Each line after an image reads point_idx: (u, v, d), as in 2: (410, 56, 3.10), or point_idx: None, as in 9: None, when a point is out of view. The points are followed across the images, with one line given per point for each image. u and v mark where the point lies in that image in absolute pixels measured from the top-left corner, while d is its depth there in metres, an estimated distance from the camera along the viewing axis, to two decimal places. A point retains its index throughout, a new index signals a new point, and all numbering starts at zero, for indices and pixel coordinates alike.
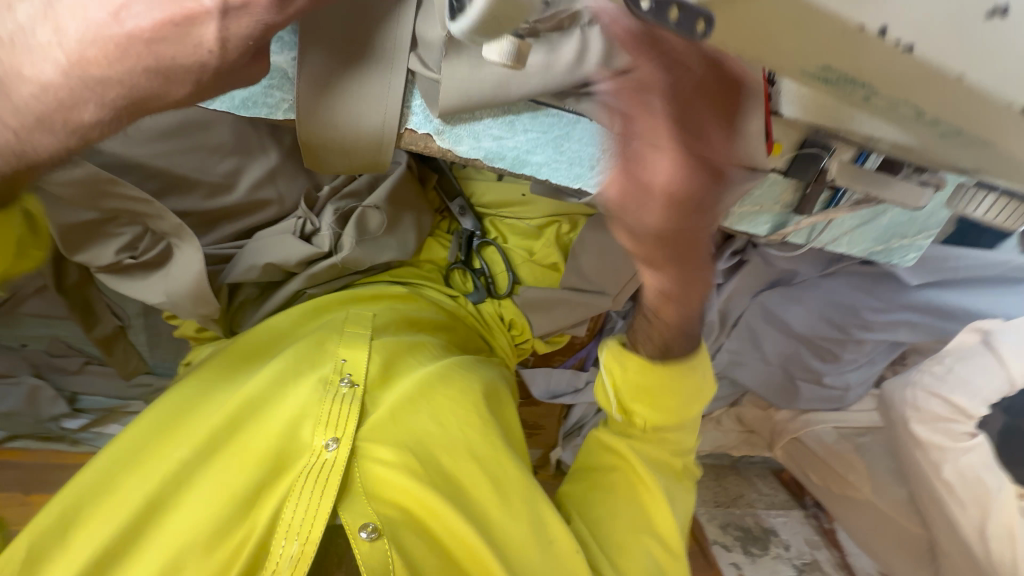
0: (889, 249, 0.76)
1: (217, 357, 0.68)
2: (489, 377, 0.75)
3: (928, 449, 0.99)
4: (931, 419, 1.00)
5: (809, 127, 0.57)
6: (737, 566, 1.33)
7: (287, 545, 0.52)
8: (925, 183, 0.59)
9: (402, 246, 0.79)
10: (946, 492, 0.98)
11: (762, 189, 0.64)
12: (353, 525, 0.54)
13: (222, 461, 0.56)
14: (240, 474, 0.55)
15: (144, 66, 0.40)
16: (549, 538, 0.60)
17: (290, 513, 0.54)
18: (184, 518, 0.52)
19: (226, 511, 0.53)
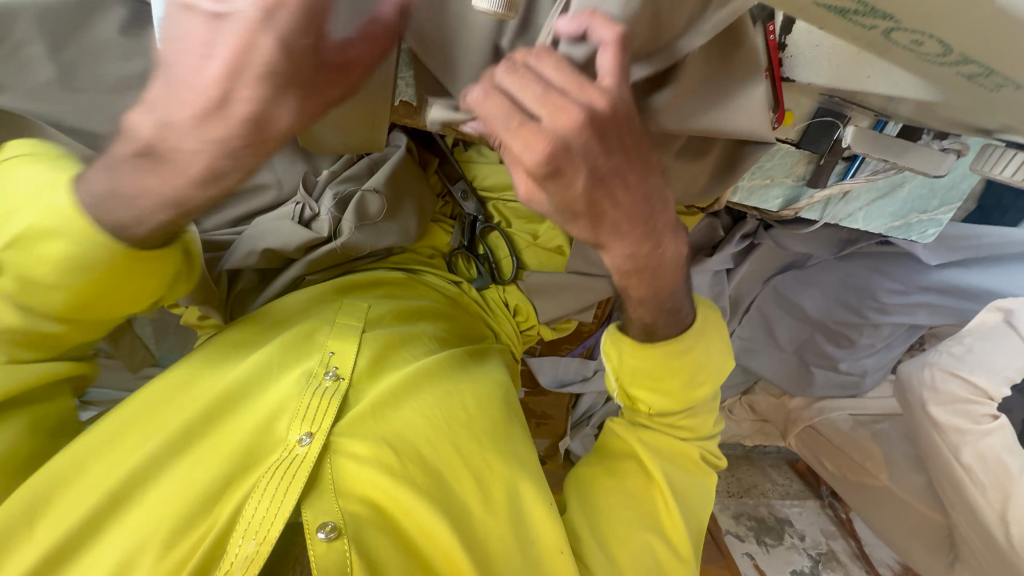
0: (907, 225, 0.74)
1: (203, 344, 0.63)
2: (489, 376, 0.70)
3: (947, 431, 0.96)
4: (951, 400, 0.96)
5: (823, 93, 0.54)
6: (751, 556, 1.31)
7: (242, 545, 0.47)
8: (947, 149, 0.57)
9: (403, 232, 0.76)
10: (967, 477, 0.94)
11: (772, 161, 0.63)
12: (312, 523, 0.49)
13: (192, 455, 0.51)
14: (206, 468, 0.50)
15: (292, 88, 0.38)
16: (532, 537, 0.57)
17: (251, 508, 0.48)
18: (142, 514, 0.47)
19: (185, 506, 0.48)
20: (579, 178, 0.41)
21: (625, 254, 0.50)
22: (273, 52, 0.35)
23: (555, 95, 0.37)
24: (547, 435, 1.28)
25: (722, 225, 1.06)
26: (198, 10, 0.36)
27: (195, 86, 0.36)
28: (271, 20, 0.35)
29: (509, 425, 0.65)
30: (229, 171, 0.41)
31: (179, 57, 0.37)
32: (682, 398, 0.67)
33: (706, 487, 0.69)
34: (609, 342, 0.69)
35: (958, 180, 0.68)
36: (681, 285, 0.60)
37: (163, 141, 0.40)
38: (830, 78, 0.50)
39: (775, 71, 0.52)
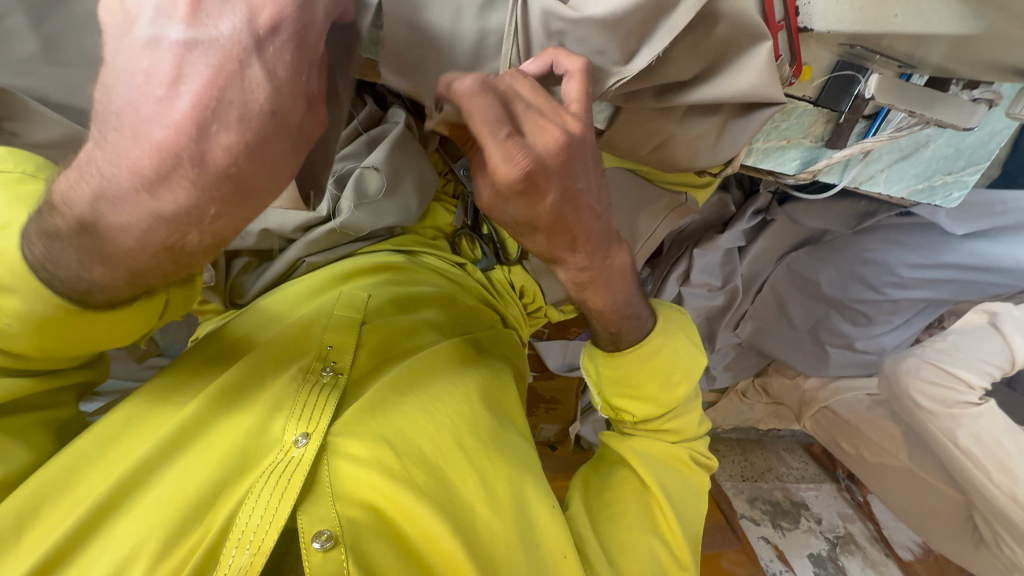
0: (931, 188, 0.72)
1: (198, 345, 0.61)
2: (494, 376, 0.68)
3: (940, 416, 0.95)
4: (930, 388, 0.95)
5: (847, 44, 0.51)
6: (767, 539, 1.28)
7: (236, 556, 0.44)
8: (977, 99, 0.58)
9: (404, 211, 0.73)
10: (970, 461, 0.93)
11: (789, 120, 0.59)
12: (307, 532, 0.46)
13: (186, 458, 0.49)
14: (201, 471, 0.48)
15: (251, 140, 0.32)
16: (537, 541, 0.54)
17: (246, 516, 0.46)
18: (134, 522, 0.45)
19: (177, 514, 0.46)
20: (549, 197, 0.41)
21: (579, 267, 0.52)
22: (262, 85, 0.31)
23: (531, 120, 0.39)
24: (556, 421, 1.24)
25: (734, 201, 1.02)
26: (160, 41, 0.30)
27: (153, 144, 0.31)
28: (258, 51, 0.31)
29: (506, 428, 0.62)
30: (191, 233, 0.35)
31: (128, 98, 0.31)
32: (664, 401, 0.66)
33: (697, 486, 0.68)
34: (586, 357, 0.69)
35: (985, 139, 0.66)
36: (637, 292, 0.62)
37: (110, 200, 0.33)
38: (853, 22, 0.47)
39: (792, 20, 0.48)
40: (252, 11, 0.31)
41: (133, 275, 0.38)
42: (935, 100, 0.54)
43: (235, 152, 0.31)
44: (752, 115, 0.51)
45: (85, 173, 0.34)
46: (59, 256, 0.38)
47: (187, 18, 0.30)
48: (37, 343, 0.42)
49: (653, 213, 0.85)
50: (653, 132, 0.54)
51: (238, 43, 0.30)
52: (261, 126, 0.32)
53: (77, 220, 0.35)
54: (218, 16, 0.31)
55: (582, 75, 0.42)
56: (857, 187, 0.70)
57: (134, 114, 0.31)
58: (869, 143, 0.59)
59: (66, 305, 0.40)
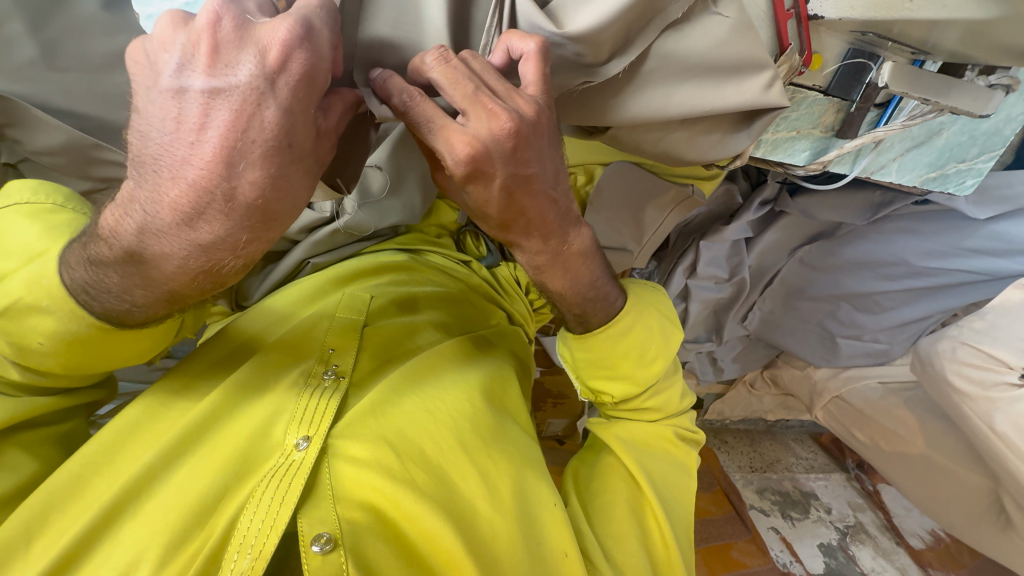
0: (944, 176, 0.71)
1: (202, 347, 0.61)
2: (498, 375, 0.67)
3: (976, 399, 0.93)
4: (971, 372, 0.93)
5: (858, 30, 0.50)
6: (777, 530, 1.28)
7: (238, 560, 0.44)
8: (994, 85, 0.56)
9: (408, 210, 0.73)
10: (1004, 446, 0.91)
11: (799, 111, 0.58)
12: (307, 535, 0.46)
13: (189, 464, 0.50)
14: (204, 476, 0.48)
15: (274, 172, 0.35)
16: (540, 540, 0.54)
17: (246, 519, 0.46)
18: (139, 528, 0.46)
19: (180, 519, 0.46)
20: (498, 178, 0.42)
21: (536, 251, 0.51)
22: (278, 126, 0.33)
23: (483, 103, 0.39)
24: (565, 416, 1.22)
25: (741, 192, 1.00)
26: (188, 91, 0.33)
27: (192, 183, 0.34)
28: (273, 93, 0.33)
29: (511, 427, 0.61)
30: (227, 258, 0.38)
31: (164, 143, 0.34)
32: (641, 379, 0.63)
33: (687, 465, 0.67)
34: (560, 339, 0.66)
35: (1000, 126, 0.64)
36: (602, 273, 0.59)
37: (152, 232, 0.37)
38: (863, 9, 0.48)
39: (801, 8, 0.48)
40: (263, 55, 0.32)
41: (172, 295, 0.41)
42: (950, 86, 0.53)
43: (263, 185, 0.35)
44: (754, 123, 0.52)
45: (128, 209, 0.37)
46: (101, 277, 0.41)
47: (208, 67, 0.32)
48: (66, 360, 0.45)
49: (659, 206, 0.84)
50: (656, 129, 0.53)
51: (256, 88, 0.32)
52: (282, 161, 0.34)
53: (121, 249, 0.38)
54: (236, 63, 0.32)
55: (541, 56, 0.41)
56: (869, 176, 0.69)
57: (174, 156, 0.34)
58: (882, 131, 0.59)
59: (101, 323, 0.43)
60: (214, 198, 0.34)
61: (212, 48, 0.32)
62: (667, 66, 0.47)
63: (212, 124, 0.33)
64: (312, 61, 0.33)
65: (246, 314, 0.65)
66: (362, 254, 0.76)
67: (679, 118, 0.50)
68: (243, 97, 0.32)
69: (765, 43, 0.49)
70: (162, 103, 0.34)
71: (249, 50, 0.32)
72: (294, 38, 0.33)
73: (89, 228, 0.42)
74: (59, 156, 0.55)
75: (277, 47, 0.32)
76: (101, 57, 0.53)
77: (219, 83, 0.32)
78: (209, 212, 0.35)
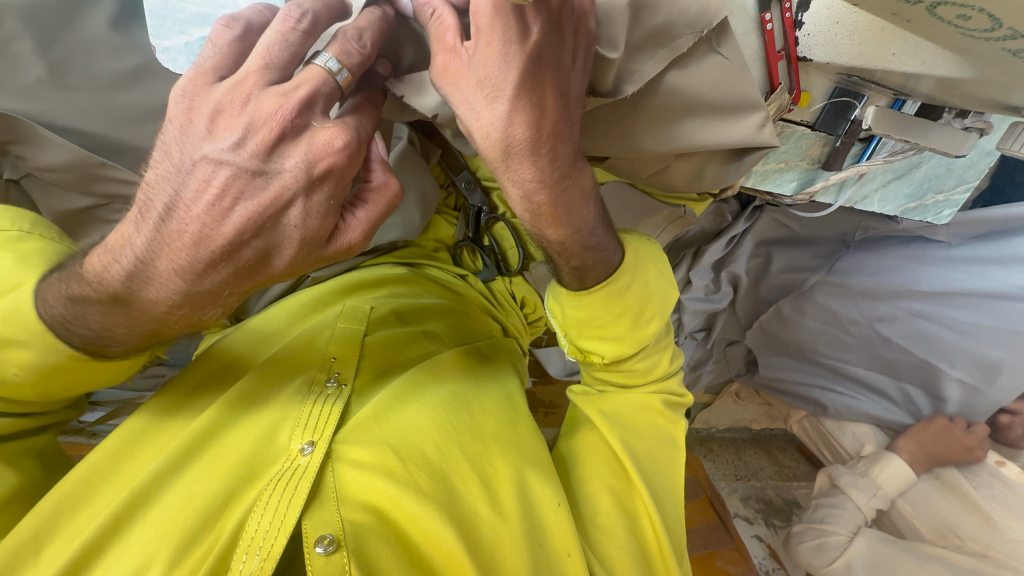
0: (923, 206, 0.75)
1: (198, 360, 0.62)
2: (498, 384, 0.68)
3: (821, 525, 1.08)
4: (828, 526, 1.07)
5: (842, 74, 0.54)
6: (760, 539, 1.27)
7: (246, 562, 0.45)
8: (969, 128, 0.60)
9: (407, 227, 0.73)
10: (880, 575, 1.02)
11: (789, 145, 0.62)
12: (311, 536, 0.47)
13: (196, 469, 0.50)
14: (212, 480, 0.49)
15: (268, 240, 0.41)
16: (543, 540, 0.54)
17: (253, 523, 0.47)
18: (146, 533, 0.46)
19: (187, 523, 0.47)
20: (536, 26, 0.39)
21: (530, 178, 0.46)
22: (300, 219, 0.40)
23: None
24: (555, 425, 1.23)
25: (730, 210, 1.03)
26: (235, 166, 0.38)
27: (203, 241, 0.40)
28: (307, 189, 0.39)
29: (520, 429, 0.63)
30: (208, 306, 0.44)
31: (183, 202, 0.39)
32: (634, 340, 0.62)
33: (672, 434, 0.67)
34: (552, 298, 0.64)
35: (975, 161, 0.69)
36: (600, 220, 0.55)
37: (142, 276, 0.41)
38: (851, 56, 0.51)
39: (791, 50, 0.52)
40: (312, 161, 0.39)
41: (153, 332, 0.46)
42: (929, 128, 0.56)
43: (260, 250, 0.41)
44: (745, 158, 0.54)
45: (119, 254, 0.42)
46: (83, 314, 0.44)
47: (263, 155, 0.38)
48: (40, 386, 0.47)
49: (652, 224, 0.85)
50: (654, 161, 0.55)
51: (292, 186, 0.39)
52: (290, 237, 0.41)
53: (106, 291, 0.42)
54: (287, 160, 0.39)
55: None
56: (852, 206, 0.74)
57: (192, 212, 0.39)
58: (864, 166, 0.64)
59: (79, 355, 0.46)
60: (211, 254, 0.40)
61: (272, 141, 0.38)
62: (672, 99, 0.50)
63: (240, 203, 0.39)
64: (347, 168, 0.40)
65: (229, 338, 0.65)
66: (360, 268, 0.77)
67: (677, 151, 0.53)
68: (276, 188, 0.39)
69: (758, 81, 0.53)
70: (208, 165, 0.38)
71: (302, 150, 0.39)
72: (343, 147, 0.39)
73: (73, 266, 0.45)
74: (62, 172, 0.55)
75: (326, 156, 0.39)
76: (108, 77, 0.54)
77: (269, 172, 0.39)
78: (202, 265, 0.41)
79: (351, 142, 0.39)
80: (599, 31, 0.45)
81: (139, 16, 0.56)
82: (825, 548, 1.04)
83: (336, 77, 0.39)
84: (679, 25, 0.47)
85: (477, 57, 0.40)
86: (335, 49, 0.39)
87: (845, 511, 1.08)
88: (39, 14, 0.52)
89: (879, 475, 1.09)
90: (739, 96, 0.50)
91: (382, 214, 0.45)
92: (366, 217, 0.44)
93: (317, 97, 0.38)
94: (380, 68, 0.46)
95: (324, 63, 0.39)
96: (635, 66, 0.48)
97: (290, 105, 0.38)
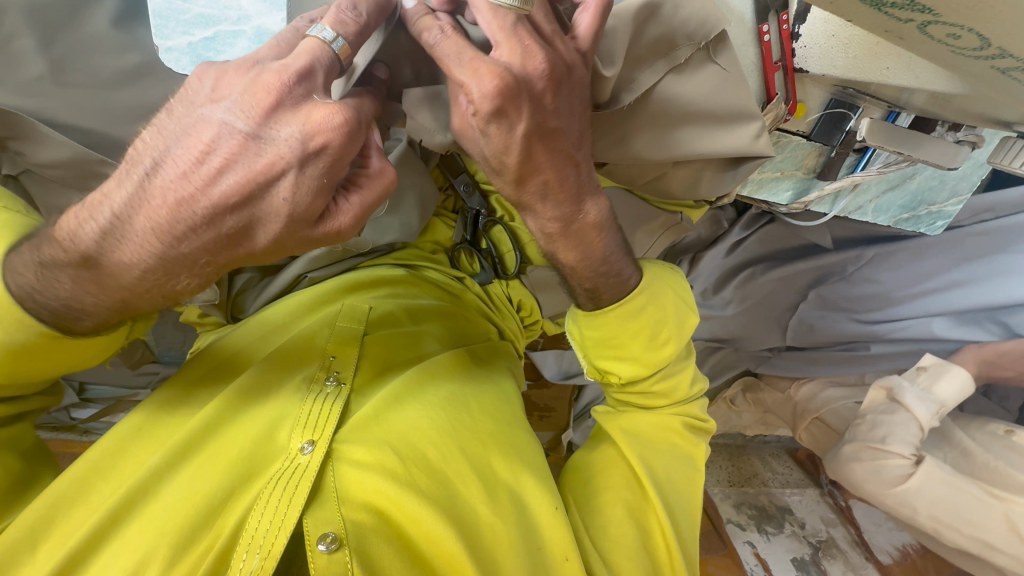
0: (916, 217, 0.77)
1: (196, 357, 0.62)
2: (494, 384, 0.69)
3: (877, 453, 1.00)
4: (880, 455, 1.00)
5: (837, 86, 0.55)
6: (752, 545, 1.25)
7: (247, 560, 0.45)
8: (961, 141, 0.60)
9: (405, 228, 0.73)
10: (933, 522, 0.96)
11: (784, 154, 0.63)
12: (313, 535, 0.47)
13: (195, 466, 0.51)
14: (211, 477, 0.49)
15: (254, 209, 0.40)
16: (540, 544, 0.55)
17: (254, 521, 0.47)
18: (144, 530, 0.46)
19: (186, 519, 0.47)
20: (522, 122, 0.42)
21: (550, 217, 0.51)
22: (290, 192, 0.39)
23: (518, 39, 0.40)
24: (550, 429, 1.26)
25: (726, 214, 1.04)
26: (230, 126, 0.38)
27: (188, 202, 0.39)
28: (300, 165, 0.39)
29: (518, 432, 0.63)
30: (183, 276, 0.43)
31: (171, 158, 0.39)
32: (650, 362, 0.63)
33: (691, 456, 0.67)
34: (570, 320, 0.66)
35: (969, 172, 0.69)
36: (619, 248, 0.57)
37: (116, 235, 0.41)
38: (845, 68, 0.52)
39: (788, 61, 0.53)
40: (308, 134, 0.38)
41: (124, 303, 0.45)
42: (922, 140, 0.57)
43: (244, 220, 0.41)
44: (741, 167, 0.55)
45: (95, 213, 0.41)
46: (51, 281, 0.43)
47: (258, 120, 0.38)
48: (23, 365, 0.47)
49: (649, 231, 0.85)
50: (649, 169, 0.56)
51: (286, 157, 0.38)
52: (278, 211, 0.40)
53: (80, 251, 0.42)
54: (283, 128, 0.38)
55: (599, 11, 0.43)
56: (847, 216, 0.75)
57: (179, 171, 0.38)
58: (859, 177, 0.64)
59: (49, 331, 0.45)
60: (196, 215, 0.40)
61: (269, 107, 0.38)
62: (667, 106, 0.50)
63: (229, 167, 0.38)
64: (345, 147, 0.39)
65: (225, 337, 0.65)
66: (358, 268, 0.77)
67: (674, 159, 0.53)
68: (265, 159, 0.38)
69: (754, 91, 0.54)
70: (207, 120, 0.38)
71: (299, 121, 0.38)
72: (339, 124, 0.38)
73: (43, 233, 0.44)
74: (60, 169, 0.55)
75: (322, 132, 0.38)
76: (109, 74, 0.54)
77: (265, 135, 0.38)
78: (181, 227, 0.40)
79: (350, 118, 0.38)
80: (601, 45, 0.46)
81: (144, 15, 0.56)
82: (882, 473, 0.98)
83: (333, 46, 0.39)
84: (680, 34, 0.49)
85: (484, 143, 0.43)
86: (330, 19, 0.40)
87: (906, 429, 1.00)
88: (43, 12, 0.52)
89: (940, 388, 1.00)
90: (733, 113, 0.52)
91: (377, 202, 0.44)
92: (360, 202, 0.43)
93: (316, 68, 0.39)
94: (377, 72, 0.47)
95: (319, 34, 0.39)
96: (633, 76, 0.49)
97: (289, 74, 0.38)
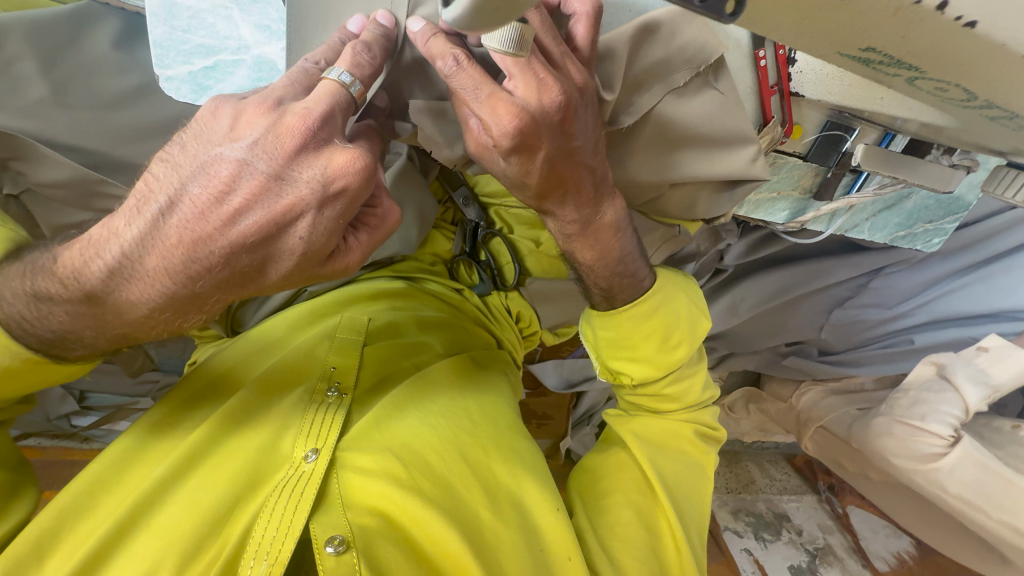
0: (912, 234, 0.77)
1: (184, 379, 0.61)
2: (494, 390, 0.69)
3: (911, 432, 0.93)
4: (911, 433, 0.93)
5: (833, 109, 0.56)
6: (749, 552, 1.25)
7: (254, 565, 0.45)
8: (956, 165, 0.61)
9: (405, 241, 0.74)
10: (966, 502, 0.90)
11: (780, 175, 0.63)
12: (320, 538, 0.47)
13: (200, 477, 0.51)
14: (216, 488, 0.50)
15: (269, 246, 0.41)
16: (544, 548, 0.55)
17: (261, 528, 0.47)
18: (151, 541, 0.47)
19: (193, 529, 0.47)
20: (545, 144, 0.42)
21: (570, 219, 0.53)
22: (306, 231, 0.41)
23: (534, 72, 0.39)
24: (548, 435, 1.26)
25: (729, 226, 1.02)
26: (251, 167, 0.38)
27: (204, 243, 0.40)
28: (318, 207, 0.40)
29: (518, 438, 0.64)
30: (192, 312, 0.44)
31: (189, 197, 0.39)
32: (662, 363, 0.64)
33: (700, 464, 0.67)
34: (584, 323, 0.66)
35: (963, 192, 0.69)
36: (634, 247, 0.59)
37: (126, 275, 0.41)
38: (842, 95, 0.52)
39: (783, 85, 0.53)
40: (329, 178, 0.39)
41: (123, 336, 0.46)
42: (916, 163, 0.58)
43: (258, 256, 0.42)
44: (736, 188, 0.55)
45: (101, 251, 0.41)
46: (44, 314, 0.44)
47: (280, 163, 0.38)
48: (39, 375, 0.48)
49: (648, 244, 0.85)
50: (647, 190, 0.56)
51: (306, 199, 0.39)
52: (293, 249, 0.41)
53: (85, 288, 0.42)
54: (305, 171, 0.39)
55: (591, 18, 0.42)
56: (844, 234, 0.75)
57: (196, 213, 0.39)
58: (854, 198, 0.65)
59: (35, 357, 0.46)
60: (213, 257, 0.40)
61: (293, 150, 0.38)
62: (666, 128, 0.51)
63: (246, 209, 0.39)
64: (360, 190, 0.41)
65: (219, 353, 0.65)
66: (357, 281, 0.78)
67: (671, 180, 0.54)
68: (286, 201, 0.39)
69: (749, 115, 0.55)
70: (224, 163, 0.38)
71: (320, 166, 0.39)
72: (359, 169, 0.40)
73: (43, 261, 0.44)
74: (61, 188, 0.56)
75: (342, 176, 0.39)
76: (109, 96, 0.55)
77: (285, 180, 0.39)
78: (196, 268, 0.41)
79: (367, 165, 0.40)
80: (600, 71, 0.47)
81: (144, 37, 0.57)
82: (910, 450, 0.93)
83: (350, 89, 0.39)
84: (677, 60, 0.49)
85: (506, 167, 0.45)
86: (345, 63, 0.40)
87: (948, 410, 0.90)
88: (44, 35, 0.53)
89: (1000, 370, 0.87)
90: (735, 138, 0.52)
91: (383, 240, 0.48)
92: (367, 241, 0.46)
93: (335, 110, 0.39)
94: (378, 101, 0.48)
95: (336, 76, 0.39)
96: (633, 100, 0.49)
97: (312, 118, 0.38)
